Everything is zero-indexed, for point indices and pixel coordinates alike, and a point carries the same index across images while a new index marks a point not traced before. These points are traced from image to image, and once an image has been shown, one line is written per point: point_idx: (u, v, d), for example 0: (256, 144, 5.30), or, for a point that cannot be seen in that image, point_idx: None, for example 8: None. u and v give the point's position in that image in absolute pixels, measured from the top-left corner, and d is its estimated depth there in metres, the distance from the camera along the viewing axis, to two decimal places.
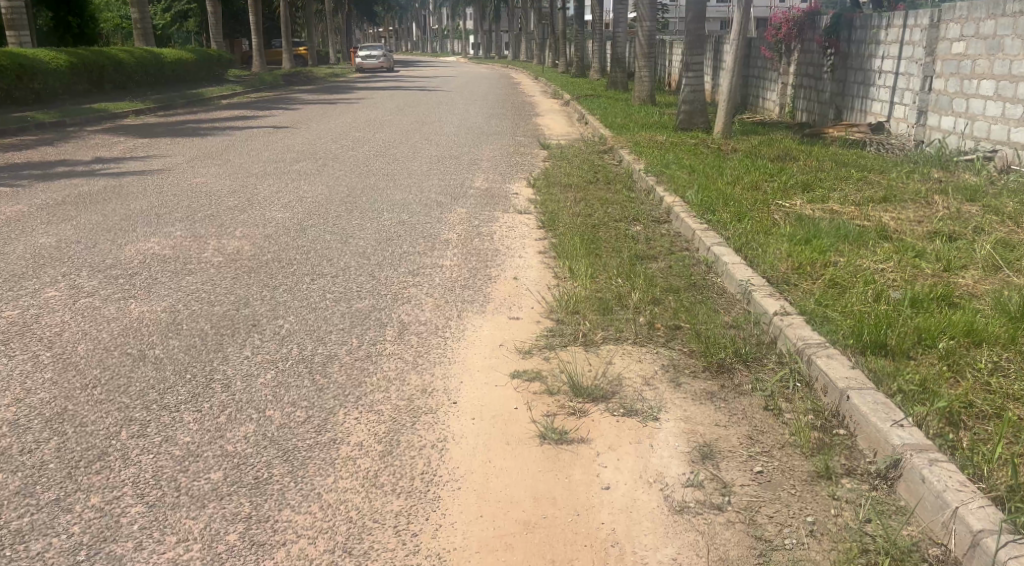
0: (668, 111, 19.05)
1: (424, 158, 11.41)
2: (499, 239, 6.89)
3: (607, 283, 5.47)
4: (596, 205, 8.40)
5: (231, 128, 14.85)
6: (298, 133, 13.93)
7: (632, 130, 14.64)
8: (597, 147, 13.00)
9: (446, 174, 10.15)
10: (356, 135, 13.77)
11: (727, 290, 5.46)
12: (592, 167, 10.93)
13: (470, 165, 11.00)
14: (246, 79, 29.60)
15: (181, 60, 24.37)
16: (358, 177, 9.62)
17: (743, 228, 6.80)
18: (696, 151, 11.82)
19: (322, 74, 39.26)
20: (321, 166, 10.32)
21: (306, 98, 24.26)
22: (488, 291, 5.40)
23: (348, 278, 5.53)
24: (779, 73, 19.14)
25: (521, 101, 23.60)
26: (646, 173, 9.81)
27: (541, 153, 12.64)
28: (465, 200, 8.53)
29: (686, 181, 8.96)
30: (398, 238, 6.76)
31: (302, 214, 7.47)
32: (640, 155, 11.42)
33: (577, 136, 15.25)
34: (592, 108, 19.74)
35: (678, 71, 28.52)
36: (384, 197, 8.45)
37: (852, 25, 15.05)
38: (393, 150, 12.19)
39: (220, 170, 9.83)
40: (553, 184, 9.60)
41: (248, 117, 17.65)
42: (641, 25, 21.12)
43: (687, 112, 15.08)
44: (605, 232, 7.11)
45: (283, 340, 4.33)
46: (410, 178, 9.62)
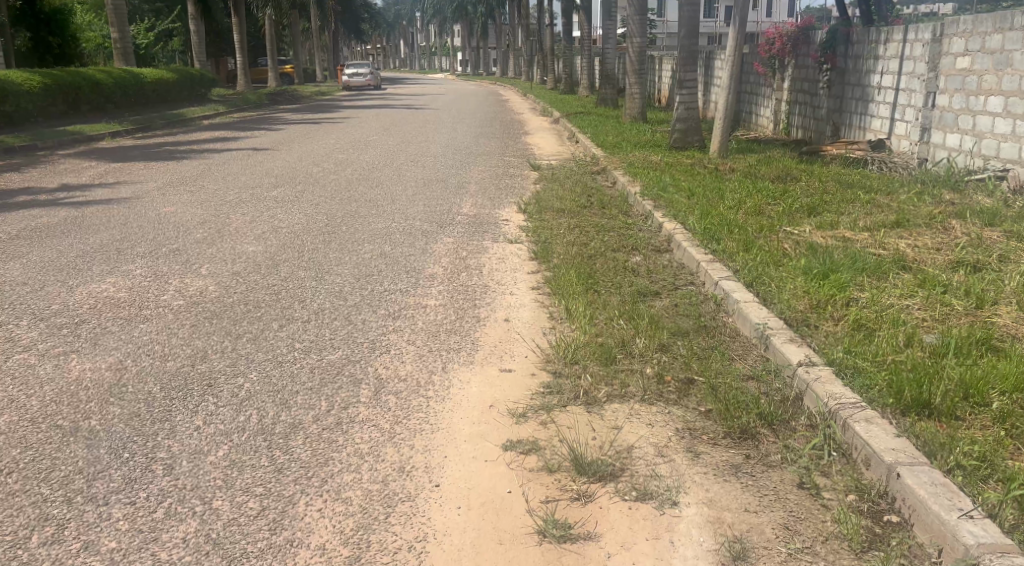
0: (660, 129, 18.63)
1: (409, 182, 10.90)
2: (488, 273, 6.36)
3: (609, 326, 4.94)
4: (591, 232, 7.89)
5: (209, 151, 14.32)
6: (278, 156, 13.41)
7: (624, 150, 14.17)
8: (589, 168, 12.51)
9: (431, 198, 9.63)
10: (339, 158, 13.25)
11: (741, 332, 4.94)
12: (584, 190, 10.43)
13: (457, 189, 10.49)
14: (229, 99, 29.08)
15: (161, 80, 23.82)
16: (338, 203, 9.09)
17: (752, 258, 6.30)
18: (693, 171, 11.33)
19: (308, 93, 38.77)
20: (299, 192, 9.78)
21: (290, 117, 23.74)
22: (475, 337, 4.87)
23: (321, 323, 4.99)
24: (773, 88, 18.73)
25: (510, 120, 23.16)
26: (642, 197, 9.32)
27: (531, 175, 12.15)
28: (451, 229, 8.01)
29: (685, 206, 8.47)
30: (378, 274, 6.23)
31: (275, 247, 6.92)
32: (635, 177, 10.93)
33: (568, 155, 14.78)
34: (583, 126, 19.30)
35: (668, 87, 28.15)
36: (364, 227, 7.91)
37: (848, 40, 14.66)
38: (376, 173, 11.66)
39: (192, 197, 9.29)
40: (545, 209, 9.09)
41: (228, 138, 17.11)
42: (631, 42, 20.73)
43: (681, 130, 14.64)
44: (602, 264, 6.59)
45: (241, 404, 3.78)
46: (393, 204, 9.09)
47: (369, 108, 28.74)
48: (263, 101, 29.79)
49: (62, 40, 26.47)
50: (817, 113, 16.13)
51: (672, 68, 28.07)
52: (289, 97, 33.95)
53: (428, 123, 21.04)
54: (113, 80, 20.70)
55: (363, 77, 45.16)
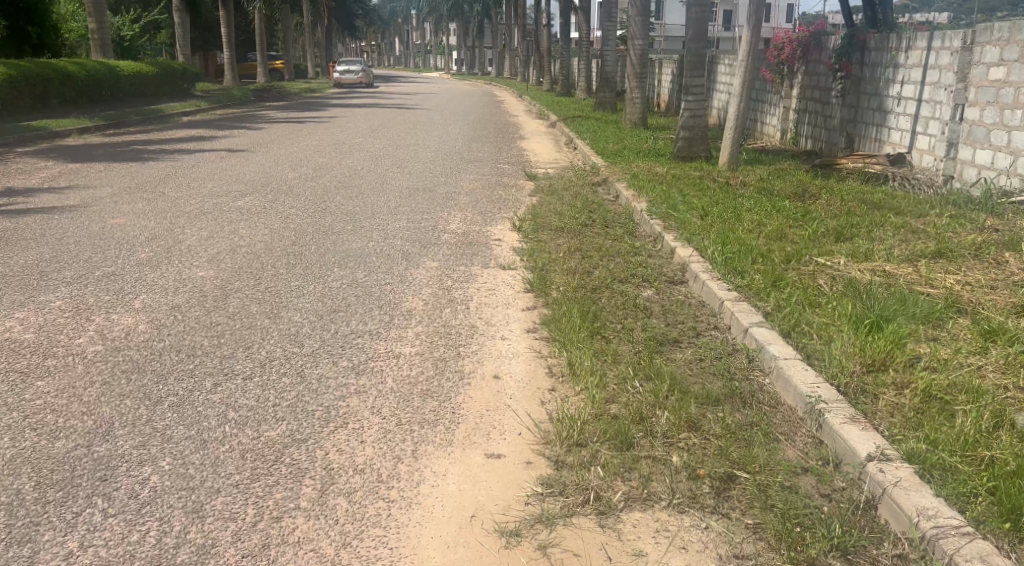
0: (662, 137, 17.73)
1: (393, 191, 9.97)
2: (474, 309, 5.45)
3: (621, 390, 4.03)
4: (593, 257, 6.98)
5: (180, 152, 13.36)
6: (253, 159, 12.46)
7: (626, 159, 13.27)
8: (589, 179, 11.61)
9: (415, 212, 8.70)
10: (320, 162, 12.30)
11: (784, 401, 4.01)
12: (585, 205, 9.53)
13: (445, 201, 9.57)
14: (213, 95, 28.07)
15: (140, 74, 22.82)
16: (310, 216, 8.15)
17: (784, 298, 5.39)
18: (702, 186, 10.43)
19: (298, 89, 37.73)
20: (269, 202, 8.85)
21: (275, 115, 22.76)
22: (455, 400, 3.95)
23: (267, 380, 4.07)
24: (781, 95, 17.84)
25: (505, 122, 22.25)
26: (649, 215, 8.42)
27: (527, 185, 11.25)
28: (434, 250, 7.10)
29: (697, 228, 7.57)
30: (345, 308, 5.30)
31: (227, 272, 6.00)
32: (639, 191, 10.03)
33: (566, 163, 13.86)
34: (581, 131, 18.40)
35: (669, 92, 27.24)
36: (335, 246, 6.98)
37: (865, 47, 13.78)
38: (358, 180, 10.74)
39: (147, 206, 8.35)
40: (542, 228, 8.20)
41: (204, 137, 16.13)
42: (632, 44, 19.82)
43: (686, 138, 13.74)
44: (607, 300, 5.68)
45: (139, 511, 2.88)
46: (372, 219, 8.16)
47: (358, 106, 27.74)
48: (249, 98, 28.79)
49: (41, 31, 25.46)
50: (830, 123, 15.25)
51: (673, 72, 27.19)
52: (276, 94, 32.93)
53: (419, 124, 20.10)
54: (87, 73, 19.73)
55: (355, 75, 44.19)
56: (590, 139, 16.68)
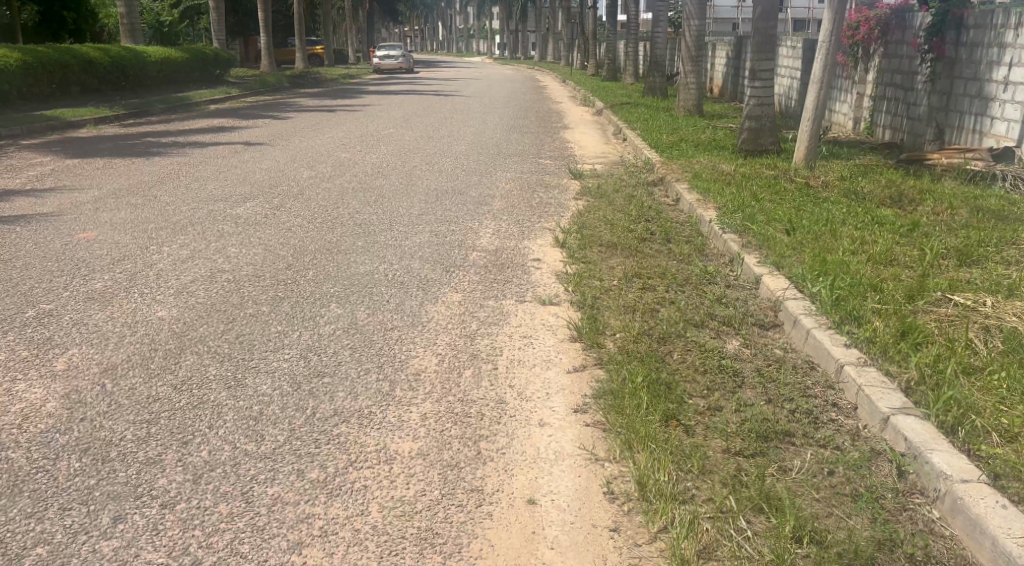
0: (721, 126, 16.18)
1: (420, 195, 8.66)
2: (505, 370, 4.10)
3: (719, 538, 2.71)
4: (659, 287, 5.57)
5: (193, 144, 12.20)
6: (269, 153, 11.24)
7: (684, 153, 11.78)
8: (645, 178, 10.16)
9: (441, 223, 7.37)
10: (342, 158, 11.03)
11: (975, 558, 2.70)
12: (642, 212, 8.10)
13: (479, 207, 8.22)
14: (247, 81, 27.03)
15: (168, 59, 21.78)
16: (316, 229, 6.86)
17: (929, 366, 3.97)
18: (780, 189, 8.91)
19: (336, 75, 36.68)
20: (273, 209, 7.58)
21: (307, 103, 21.59)
22: (466, 552, 2.67)
23: (193, 509, 2.79)
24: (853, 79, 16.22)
25: (549, 110, 20.83)
26: (722, 226, 6.96)
27: (575, 185, 9.85)
28: (460, 276, 5.75)
29: (786, 249, 6.14)
30: (334, 370, 3.99)
31: (193, 311, 4.72)
32: (706, 194, 8.56)
33: (616, 157, 12.43)
34: (632, 119, 16.91)
35: (725, 76, 25.56)
36: (338, 271, 5.67)
37: (963, 24, 12.18)
38: (380, 181, 9.44)
39: (129, 214, 7.13)
40: (592, 244, 6.82)
41: (224, 127, 14.97)
42: (688, 24, 18.27)
43: (752, 129, 12.15)
44: (682, 359, 4.29)
45: None
46: (390, 233, 6.85)
47: (395, 93, 26.50)
48: (284, 84, 27.73)
49: (76, 15, 24.58)
50: (914, 112, 13.61)
51: (728, 55, 25.56)
52: (314, 80, 31.86)
53: (456, 113, 18.73)
54: (110, 59, 18.72)
55: (395, 60, 43.06)
56: (643, 129, 15.18)
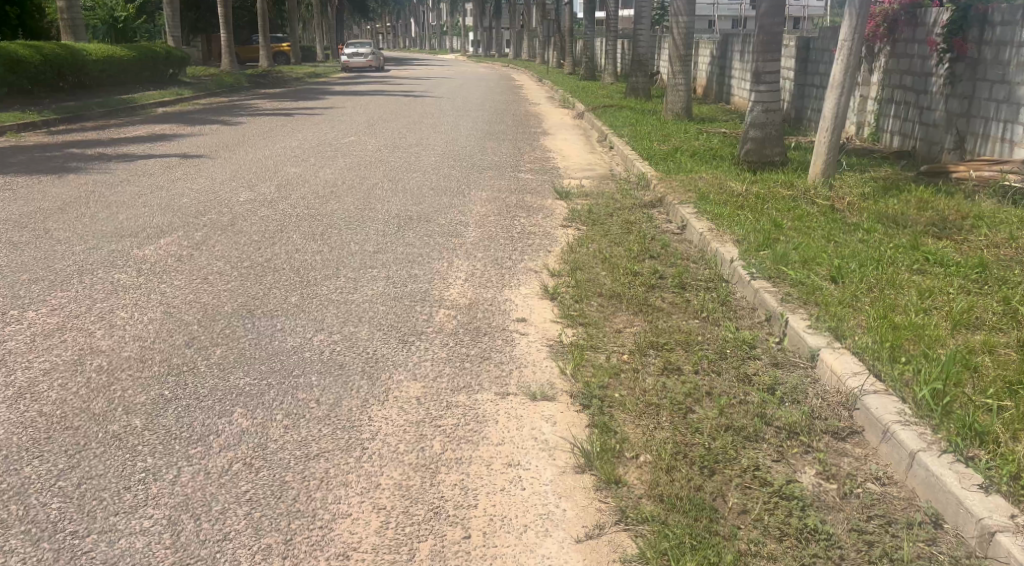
0: (714, 133, 14.90)
1: (377, 226, 7.28)
2: (480, 541, 2.74)
3: None
4: (686, 369, 4.21)
5: (122, 157, 10.70)
6: (206, 168, 9.79)
7: (681, 166, 10.49)
8: (640, 199, 8.84)
9: (400, 265, 5.99)
10: (291, 174, 9.59)
11: None
12: (644, 247, 6.75)
13: (448, 241, 6.85)
14: (203, 82, 25.43)
15: (113, 57, 20.27)
16: (239, 277, 5.45)
17: None
18: (802, 214, 7.60)
19: (301, 74, 35.10)
20: (192, 247, 6.16)
21: (265, 106, 20.05)
22: None
23: None
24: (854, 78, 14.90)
25: (527, 113, 19.49)
26: (750, 270, 5.60)
27: (561, 209, 8.51)
28: (420, 348, 4.38)
29: (841, 308, 4.79)
30: (211, 551, 2.62)
31: (25, 429, 3.29)
32: (718, 222, 7.23)
33: (603, 170, 11.11)
34: (617, 124, 15.60)
35: (710, 76, 24.36)
36: (257, 347, 4.26)
37: (987, 21, 10.90)
38: (332, 205, 8.04)
39: (4, 257, 5.68)
40: (590, 295, 5.45)
41: (165, 135, 13.46)
42: (676, 21, 16.99)
43: (757, 139, 10.87)
44: (742, 509, 2.95)
45: None
46: (333, 282, 5.46)
47: (362, 93, 24.98)
48: (244, 84, 26.10)
49: (20, 11, 22.80)
50: (928, 117, 12.35)
51: (711, 54, 24.37)
52: (277, 79, 30.23)
53: (425, 116, 17.31)
54: (42, 57, 17.24)
55: (365, 58, 41.52)
56: (631, 136, 13.87)
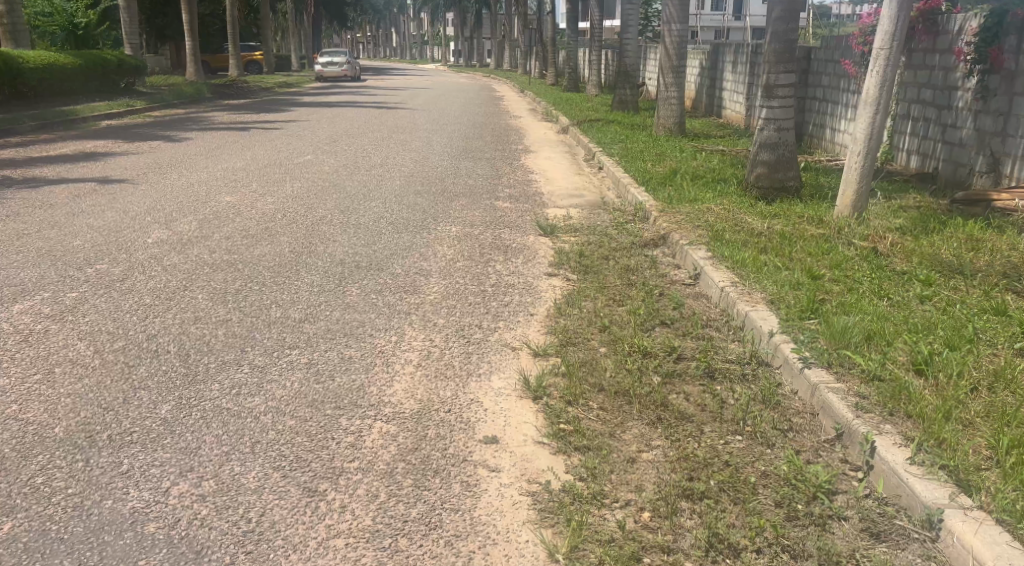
0: (711, 151, 13.52)
1: (313, 277, 5.78)
2: None
3: None
4: (740, 545, 2.77)
5: (30, 181, 9.23)
6: (122, 197, 8.31)
7: (682, 194, 9.09)
8: (638, 237, 7.41)
9: (330, 342, 4.50)
10: (223, 204, 8.12)
11: None
12: (650, 309, 5.27)
13: (400, 300, 5.36)
14: (162, 92, 23.91)
15: (56, 65, 18.84)
16: (99, 368, 3.96)
17: None
18: (842, 259, 6.16)
19: (271, 84, 33.56)
20: (56, 316, 4.68)
21: (222, 119, 18.54)
22: None
23: None
24: (855, 88, 13.43)
25: (507, 126, 18.06)
26: (802, 354, 4.11)
27: (544, 249, 7.06)
28: (332, 507, 2.91)
29: (952, 425, 3.30)
30: None
31: None
32: (740, 273, 5.79)
33: (592, 197, 9.69)
34: (604, 141, 14.23)
35: (702, 87, 23.03)
36: (73, 511, 2.80)
37: None
38: (263, 246, 6.57)
39: None
40: (585, 389, 3.95)
41: (97, 154, 11.97)
42: (669, 28, 15.67)
43: (770, 162, 9.52)
44: None
45: None
46: (230, 376, 3.97)
47: (331, 105, 23.48)
48: (205, 95, 24.59)
49: None
50: (953, 136, 10.81)
51: (702, 64, 23.04)
52: (244, 89, 28.72)
53: (395, 131, 15.79)
54: None
55: (339, 68, 39.96)
56: (622, 155, 12.48)
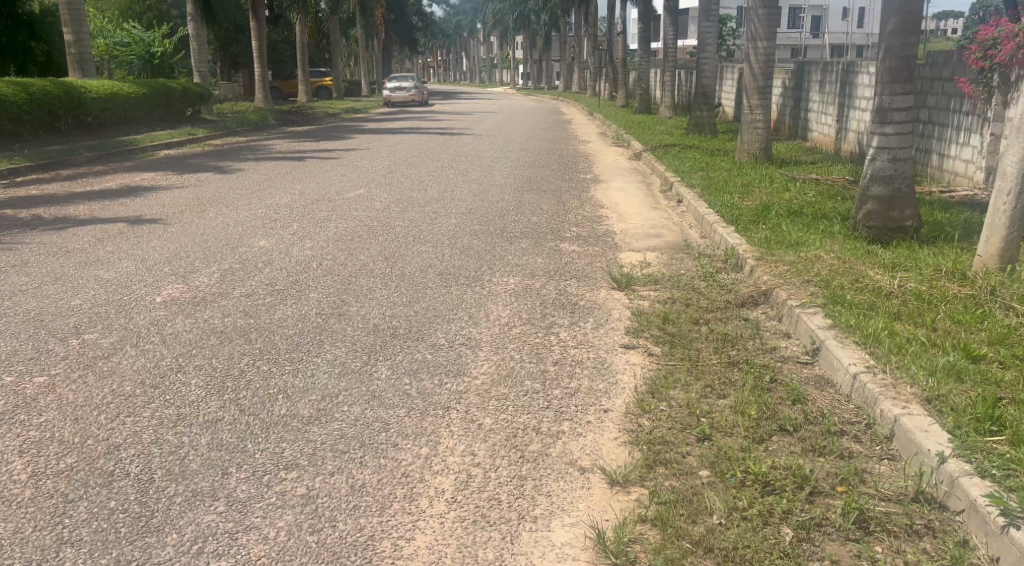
0: (804, 180, 12.15)
1: (338, 350, 4.74)
2: None
3: None
4: None
5: (57, 220, 8.50)
6: (145, 241, 7.47)
7: (780, 236, 7.83)
8: (733, 293, 6.19)
9: (338, 458, 3.42)
10: (254, 250, 7.19)
11: None
12: (764, 407, 4.06)
13: (440, 385, 4.27)
14: (226, 119, 23.51)
15: (118, 93, 18.54)
16: (23, 509, 2.97)
17: None
18: (1004, 332, 4.85)
19: (337, 109, 33.23)
20: (7, 414, 3.72)
21: (281, 147, 17.86)
22: None
23: None
24: (970, 109, 11.93)
25: (576, 153, 16.94)
26: (1003, 507, 2.88)
27: (620, 308, 5.88)
28: None
29: None
30: None
31: None
32: (874, 354, 4.53)
33: (673, 238, 8.50)
34: (683, 170, 12.99)
35: (785, 109, 21.58)
36: None
37: None
38: (286, 306, 5.57)
39: None
40: (688, 552, 2.84)
41: (140, 188, 11.28)
42: (754, 45, 14.35)
43: (883, 197, 8.17)
44: None
45: None
46: (194, 522, 2.94)
47: (394, 131, 22.75)
48: (269, 122, 24.15)
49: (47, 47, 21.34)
50: None
51: (784, 84, 21.57)
52: (309, 115, 28.34)
53: (457, 159, 14.83)
54: (26, 95, 15.60)
55: (406, 92, 39.55)
56: (703, 186, 11.23)
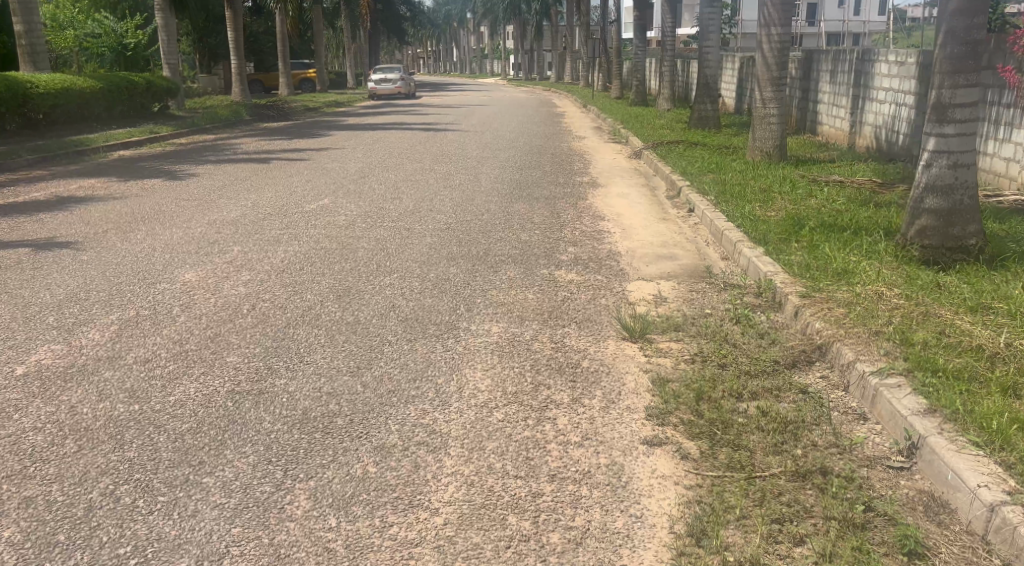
0: (827, 183, 10.78)
1: (245, 461, 3.34)
2: None
3: None
4: None
5: None
6: (43, 274, 6.07)
7: (823, 260, 6.44)
8: (780, 347, 4.80)
9: None
10: (177, 286, 5.81)
11: None
12: None
13: (381, 533, 2.89)
14: (196, 116, 22.01)
15: (74, 88, 17.09)
16: None
17: None
18: None
19: (321, 103, 31.71)
20: None
21: (250, 146, 16.40)
22: None
23: None
24: (1013, 102, 10.43)
25: (572, 151, 15.53)
26: None
27: (636, 373, 4.49)
28: None
29: None
30: None
31: None
32: (1010, 470, 3.13)
33: (689, 261, 7.13)
34: (691, 171, 11.60)
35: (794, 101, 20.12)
36: None
37: None
38: (191, 378, 4.17)
39: None
40: None
41: (74, 198, 9.88)
42: (767, 31, 12.90)
43: (942, 212, 6.64)
44: None
45: None
46: None
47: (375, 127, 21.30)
48: (244, 118, 22.67)
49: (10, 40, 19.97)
50: None
51: (792, 73, 20.14)
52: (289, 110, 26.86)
53: (440, 160, 13.40)
54: None
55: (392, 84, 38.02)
56: (718, 192, 9.83)
